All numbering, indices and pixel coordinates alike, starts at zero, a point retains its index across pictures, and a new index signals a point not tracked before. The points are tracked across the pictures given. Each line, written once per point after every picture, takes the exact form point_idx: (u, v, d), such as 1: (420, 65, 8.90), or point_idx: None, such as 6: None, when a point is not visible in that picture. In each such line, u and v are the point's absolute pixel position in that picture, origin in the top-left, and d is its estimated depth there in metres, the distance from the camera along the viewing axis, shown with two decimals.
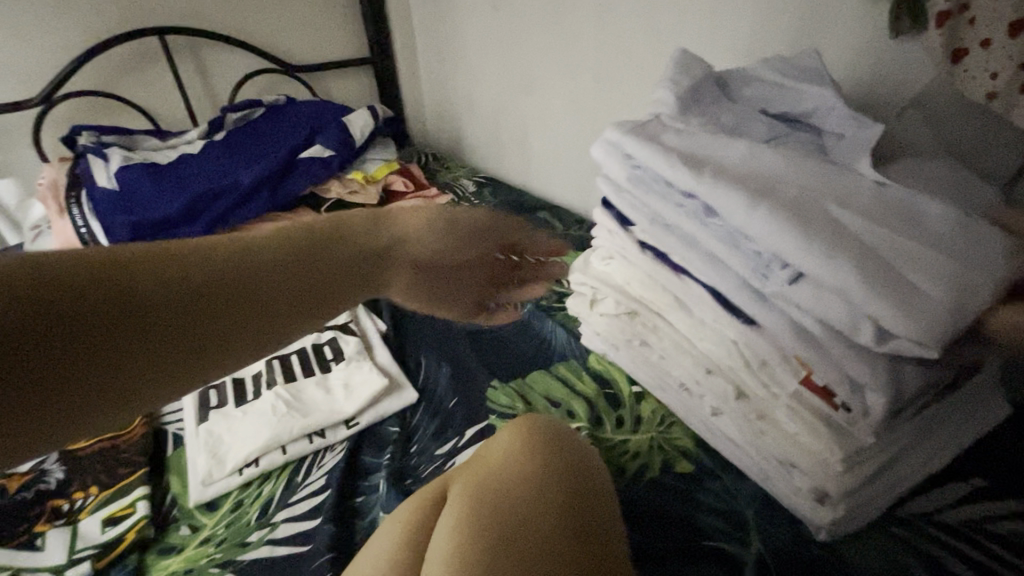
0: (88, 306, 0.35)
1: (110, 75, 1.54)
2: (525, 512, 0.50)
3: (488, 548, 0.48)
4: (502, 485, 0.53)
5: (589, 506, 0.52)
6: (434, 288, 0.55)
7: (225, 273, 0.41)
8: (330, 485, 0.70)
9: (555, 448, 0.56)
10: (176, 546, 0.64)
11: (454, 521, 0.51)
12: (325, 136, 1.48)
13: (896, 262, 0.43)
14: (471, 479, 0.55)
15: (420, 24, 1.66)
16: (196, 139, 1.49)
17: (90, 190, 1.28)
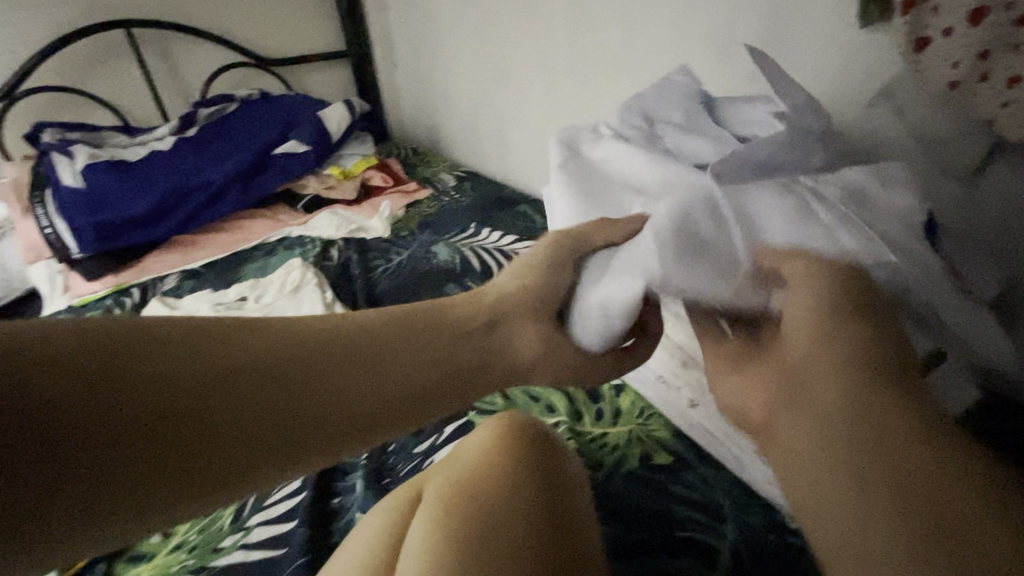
0: (258, 371, 0.40)
1: (75, 70, 1.49)
2: (499, 510, 0.49)
3: (460, 545, 0.47)
4: (477, 483, 0.52)
5: (563, 504, 0.51)
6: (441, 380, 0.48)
7: (380, 356, 0.45)
8: (306, 486, 0.69)
9: (532, 446, 0.55)
10: (146, 554, 0.63)
11: (428, 519, 0.50)
12: (300, 130, 1.45)
13: (732, 238, 0.41)
14: (447, 477, 0.54)
15: (394, 15, 1.63)
16: (166, 136, 1.45)
17: (55, 188, 1.24)
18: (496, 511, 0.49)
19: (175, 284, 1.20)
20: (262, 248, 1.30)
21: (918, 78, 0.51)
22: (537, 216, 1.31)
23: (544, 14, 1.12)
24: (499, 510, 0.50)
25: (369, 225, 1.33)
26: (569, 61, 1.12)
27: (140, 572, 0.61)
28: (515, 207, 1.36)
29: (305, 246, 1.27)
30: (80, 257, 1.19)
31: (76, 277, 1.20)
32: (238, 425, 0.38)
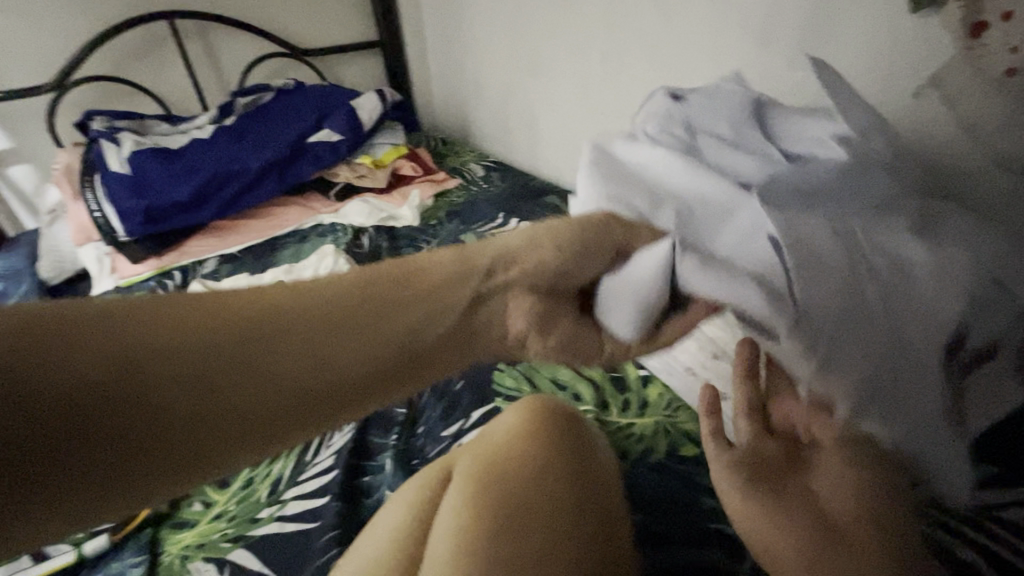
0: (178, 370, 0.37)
1: (121, 60, 1.55)
2: (530, 494, 0.50)
3: (491, 528, 0.48)
4: (508, 465, 0.53)
5: (594, 490, 0.52)
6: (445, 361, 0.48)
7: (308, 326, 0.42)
8: (337, 464, 0.71)
9: (562, 430, 0.56)
10: (189, 520, 0.66)
11: (460, 499, 0.51)
12: (334, 119, 1.47)
13: (738, 271, 0.41)
14: (477, 457, 0.55)
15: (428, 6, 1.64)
16: (206, 124, 1.50)
17: (103, 174, 1.30)
18: (528, 498, 0.50)
19: (214, 268, 1.25)
20: (296, 234, 1.34)
21: (971, 66, 0.49)
22: (566, 207, 1.31)
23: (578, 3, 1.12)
24: (532, 496, 0.50)
25: (399, 213, 1.35)
26: (602, 51, 1.11)
27: (183, 538, 0.64)
28: (543, 198, 1.36)
29: (337, 233, 1.30)
30: (126, 239, 1.24)
31: (121, 258, 1.25)
32: (189, 413, 0.36)
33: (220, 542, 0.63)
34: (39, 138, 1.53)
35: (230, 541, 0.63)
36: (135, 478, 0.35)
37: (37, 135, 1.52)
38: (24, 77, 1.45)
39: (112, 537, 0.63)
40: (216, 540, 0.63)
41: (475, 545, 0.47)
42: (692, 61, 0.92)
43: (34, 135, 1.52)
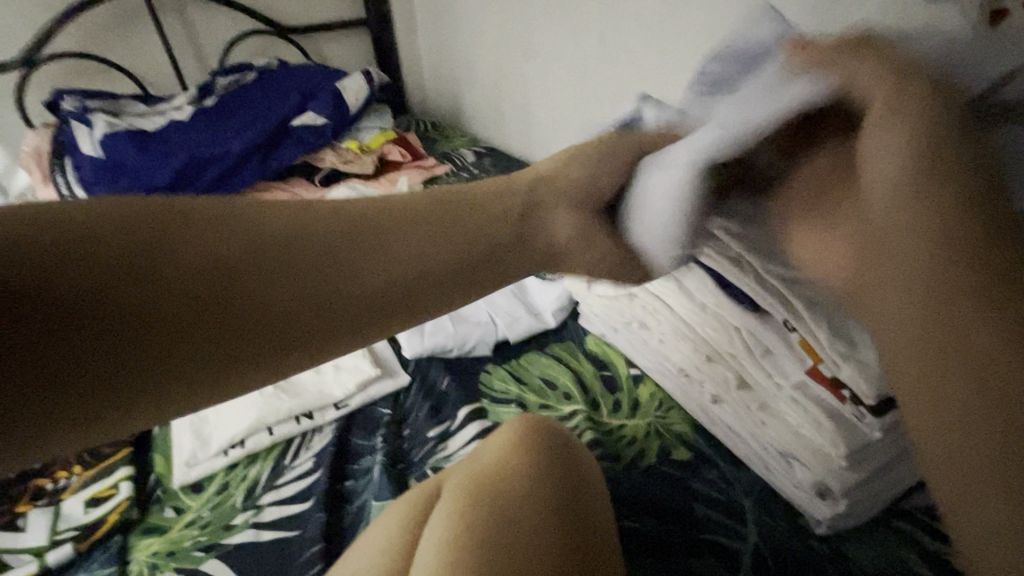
0: (164, 258, 0.36)
1: (94, 36, 1.47)
2: (512, 476, 0.53)
3: (479, 514, 0.50)
4: (489, 473, 0.54)
5: (583, 487, 0.54)
6: None
7: (297, 281, 0.40)
8: (318, 466, 0.69)
9: (540, 439, 0.57)
10: (158, 526, 0.63)
11: (454, 505, 0.52)
12: (318, 102, 1.41)
13: None
14: (464, 477, 0.55)
15: None
16: (184, 105, 1.44)
17: (75, 157, 1.24)
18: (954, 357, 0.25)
19: None
20: None
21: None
22: None
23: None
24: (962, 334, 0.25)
25: None
26: (597, 30, 1.06)
27: (151, 544, 0.61)
28: None
29: None
30: None
31: None
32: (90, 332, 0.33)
33: (193, 550, 0.60)
34: (8, 118, 1.46)
35: (203, 549, 0.60)
36: (181, 343, 0.36)
37: (7, 113, 1.45)
38: None
39: (77, 546, 0.59)
40: (188, 548, 0.60)
41: (469, 524, 0.49)
42: (688, 46, 0.88)
43: (2, 113, 1.45)
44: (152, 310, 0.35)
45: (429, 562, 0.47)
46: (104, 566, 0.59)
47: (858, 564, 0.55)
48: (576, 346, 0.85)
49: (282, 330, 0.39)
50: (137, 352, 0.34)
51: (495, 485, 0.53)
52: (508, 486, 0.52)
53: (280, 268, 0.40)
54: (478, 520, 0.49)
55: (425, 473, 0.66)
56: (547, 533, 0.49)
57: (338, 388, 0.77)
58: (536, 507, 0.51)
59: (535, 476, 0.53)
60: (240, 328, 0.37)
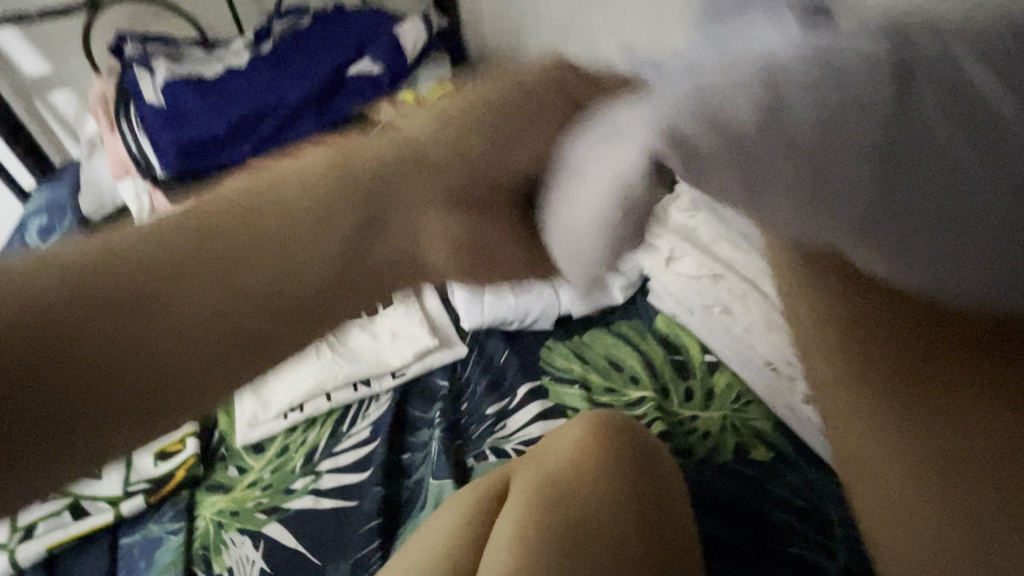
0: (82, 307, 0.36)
1: None
2: (587, 471, 0.51)
3: (552, 508, 0.48)
4: (562, 467, 0.52)
5: (662, 485, 0.51)
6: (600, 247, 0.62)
7: (225, 290, 0.40)
8: (375, 436, 0.68)
9: (616, 432, 0.54)
10: (223, 484, 0.64)
11: (525, 496, 0.50)
12: (375, 49, 1.35)
13: None
14: (535, 470, 0.53)
15: None
16: (241, 50, 1.40)
17: (139, 105, 1.24)
18: (926, 471, 0.39)
19: None
20: None
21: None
22: None
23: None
24: (925, 443, 0.40)
25: None
26: None
27: (216, 501, 0.62)
28: None
29: None
30: (165, 177, 1.20)
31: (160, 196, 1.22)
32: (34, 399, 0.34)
33: (255, 511, 0.61)
34: (77, 62, 1.48)
35: (264, 512, 0.61)
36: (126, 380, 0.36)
37: (75, 58, 1.46)
38: None
39: (149, 499, 0.61)
40: (251, 509, 0.61)
41: (541, 516, 0.47)
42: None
43: (70, 57, 1.46)
44: (77, 363, 0.35)
45: (501, 550, 0.45)
46: (174, 520, 0.60)
47: None
48: (645, 326, 0.79)
49: (236, 341, 0.40)
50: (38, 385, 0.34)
51: (568, 480, 0.50)
52: (572, 478, 0.50)
53: (202, 280, 0.39)
54: (550, 514, 0.47)
55: (484, 453, 0.64)
56: (627, 533, 0.45)
57: (396, 356, 0.75)
58: (604, 499, 0.48)
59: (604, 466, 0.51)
60: (140, 355, 0.37)
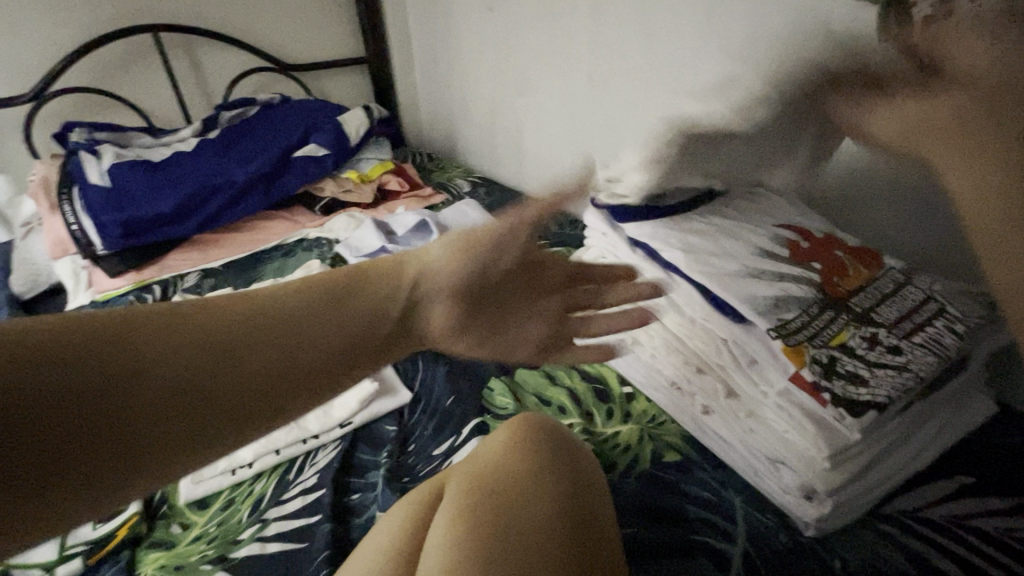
0: (170, 418, 0.37)
1: (105, 71, 1.52)
2: (523, 491, 0.50)
3: (485, 526, 0.47)
4: (504, 484, 0.51)
5: (585, 511, 0.50)
6: (539, 453, 0.53)
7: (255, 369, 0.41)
8: (322, 483, 0.70)
9: (555, 456, 0.54)
10: (166, 541, 0.64)
11: (465, 509, 0.49)
12: (320, 135, 1.47)
13: None
14: (471, 479, 0.52)
15: (418, 38, 1.66)
16: (189, 137, 1.49)
17: (82, 186, 1.27)
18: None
19: (195, 282, 1.22)
20: (280, 248, 1.32)
21: None
22: None
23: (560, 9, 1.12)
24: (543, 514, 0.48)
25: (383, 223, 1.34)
26: (589, 70, 1.11)
27: (158, 557, 0.62)
28: None
29: (323, 247, 1.28)
30: (105, 253, 1.22)
31: (99, 273, 1.22)
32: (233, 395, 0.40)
33: (200, 563, 0.62)
34: (12, 147, 1.49)
35: (210, 563, 0.62)
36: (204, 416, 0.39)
37: (11, 143, 1.48)
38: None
39: (87, 560, 0.61)
40: (195, 562, 0.62)
41: (472, 532, 0.47)
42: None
43: (8, 144, 1.48)
44: (201, 417, 0.39)
45: (433, 554, 0.46)
46: None
47: (846, 565, 0.57)
48: (569, 365, 0.88)
49: (243, 415, 0.40)
50: (140, 433, 0.37)
51: (519, 514, 0.48)
52: (510, 493, 0.50)
53: (217, 401, 0.39)
54: (484, 540, 0.46)
55: None
56: (548, 537, 0.46)
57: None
58: (540, 532, 0.46)
59: (529, 477, 0.51)
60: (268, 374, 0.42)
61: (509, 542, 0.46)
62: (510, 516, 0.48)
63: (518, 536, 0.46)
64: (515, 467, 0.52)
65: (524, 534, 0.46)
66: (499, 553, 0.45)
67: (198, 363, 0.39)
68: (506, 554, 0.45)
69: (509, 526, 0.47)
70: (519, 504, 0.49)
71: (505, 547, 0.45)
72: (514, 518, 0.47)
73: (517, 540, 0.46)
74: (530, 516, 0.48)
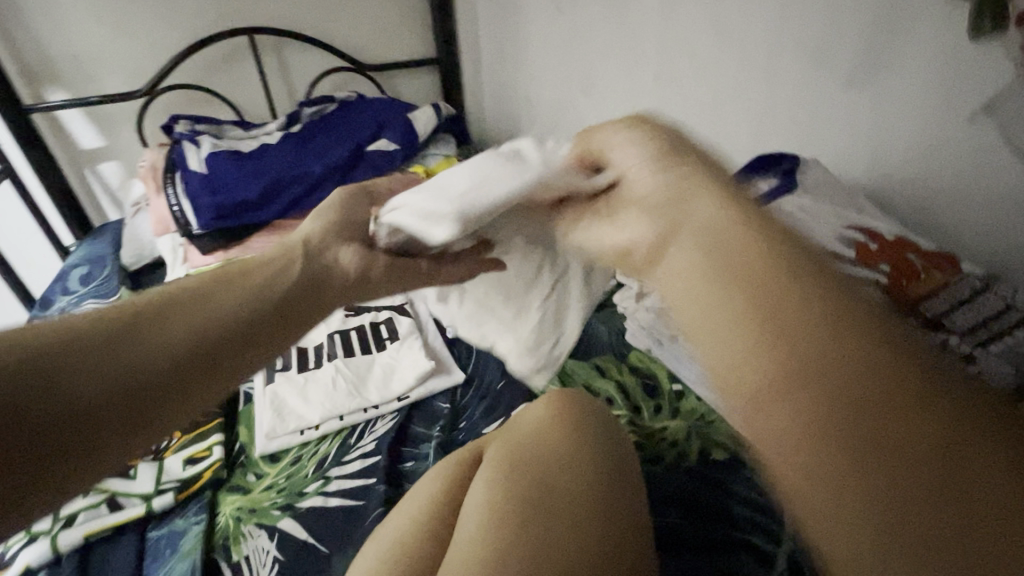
0: (153, 396, 0.45)
1: (206, 70, 1.68)
2: (560, 461, 0.52)
3: (522, 489, 0.50)
4: (542, 454, 0.53)
5: (621, 484, 0.51)
6: (580, 432, 0.55)
7: (238, 325, 0.53)
8: (380, 449, 0.76)
9: (592, 434, 0.56)
10: (242, 487, 0.72)
11: (504, 474, 0.52)
12: (391, 131, 1.55)
13: None
14: (508, 448, 0.55)
15: (487, 39, 1.72)
16: (275, 130, 1.62)
17: (183, 172, 1.42)
18: (930, 470, 0.25)
19: None
20: None
21: None
22: None
23: (628, 10, 1.12)
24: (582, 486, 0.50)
25: None
26: (653, 70, 1.11)
27: (236, 500, 0.70)
28: None
29: None
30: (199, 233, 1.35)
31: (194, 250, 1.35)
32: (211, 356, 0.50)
33: (271, 509, 0.69)
34: (127, 136, 1.68)
35: (280, 509, 0.68)
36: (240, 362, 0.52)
37: (126, 133, 1.67)
38: (120, 83, 1.60)
39: (178, 495, 0.68)
40: (266, 508, 0.69)
41: (509, 494, 0.50)
42: (757, 79, 0.91)
43: (123, 134, 1.67)
44: (115, 412, 0.43)
45: (473, 513, 0.50)
46: (198, 513, 0.67)
47: None
48: (619, 358, 0.89)
49: (220, 362, 0.51)
50: (83, 442, 0.41)
51: (555, 480, 0.50)
52: (546, 463, 0.52)
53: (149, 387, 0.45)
54: (521, 501, 0.49)
55: None
56: (582, 506, 0.48)
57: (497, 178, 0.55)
58: (576, 498, 0.48)
59: (568, 450, 0.53)
60: (299, 322, 0.58)
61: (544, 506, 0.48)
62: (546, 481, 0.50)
63: (553, 503, 0.48)
64: (554, 443, 0.54)
65: (560, 502, 0.48)
66: (533, 518, 0.47)
67: (74, 350, 0.44)
68: (540, 518, 0.47)
69: (547, 492, 0.49)
70: (555, 473, 0.51)
71: (540, 508, 0.48)
72: (552, 487, 0.50)
73: (553, 505, 0.48)
74: (565, 483, 0.50)
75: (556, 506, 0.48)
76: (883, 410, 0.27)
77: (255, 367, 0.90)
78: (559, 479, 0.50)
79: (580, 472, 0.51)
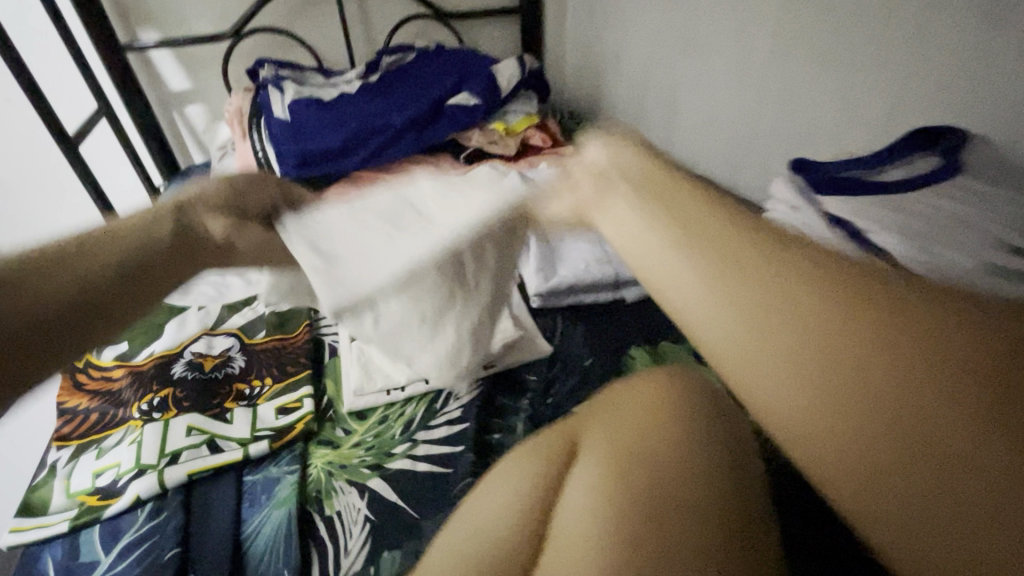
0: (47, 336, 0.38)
1: (289, 14, 1.65)
2: (668, 453, 0.43)
3: (624, 485, 0.42)
4: (647, 443, 0.45)
5: (740, 485, 0.42)
6: (691, 417, 0.46)
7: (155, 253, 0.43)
8: (467, 417, 0.74)
9: (708, 422, 0.46)
10: (332, 442, 0.72)
11: (603, 467, 0.44)
12: (472, 84, 1.49)
13: None
14: (608, 435, 0.47)
15: None
16: (354, 79, 1.58)
17: (268, 118, 1.42)
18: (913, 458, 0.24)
19: None
20: None
21: None
22: None
23: None
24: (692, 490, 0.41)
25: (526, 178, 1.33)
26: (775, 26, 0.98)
27: (327, 454, 0.70)
28: None
29: None
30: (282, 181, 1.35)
31: None
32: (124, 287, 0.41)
33: (360, 467, 0.68)
34: (212, 80, 1.70)
35: (369, 468, 0.68)
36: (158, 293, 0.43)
37: (212, 77, 1.69)
38: (208, 25, 1.60)
39: (273, 444, 0.69)
40: (356, 465, 0.69)
41: (610, 491, 0.42)
42: None
43: (209, 78, 1.69)
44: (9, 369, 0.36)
45: (570, 509, 0.43)
46: (290, 463, 0.68)
47: None
48: None
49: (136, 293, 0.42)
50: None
51: (664, 478, 0.42)
52: (651, 454, 0.44)
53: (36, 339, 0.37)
54: (617, 500, 0.42)
55: None
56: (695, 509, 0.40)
57: (370, 245, 0.52)
58: (686, 496, 0.40)
59: (677, 440, 0.44)
60: (219, 240, 0.47)
61: (643, 508, 0.41)
62: (647, 478, 0.42)
63: (651, 506, 0.40)
64: (660, 426, 0.46)
65: (662, 505, 0.40)
66: (631, 525, 0.40)
67: None
68: (642, 520, 0.40)
69: (649, 493, 0.41)
70: (659, 469, 0.42)
71: (643, 510, 0.40)
72: (657, 486, 0.42)
73: (654, 509, 0.40)
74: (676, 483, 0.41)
75: (657, 511, 0.40)
76: (894, 377, 0.24)
77: (341, 321, 0.90)
78: (665, 479, 0.42)
79: (689, 470, 0.42)
